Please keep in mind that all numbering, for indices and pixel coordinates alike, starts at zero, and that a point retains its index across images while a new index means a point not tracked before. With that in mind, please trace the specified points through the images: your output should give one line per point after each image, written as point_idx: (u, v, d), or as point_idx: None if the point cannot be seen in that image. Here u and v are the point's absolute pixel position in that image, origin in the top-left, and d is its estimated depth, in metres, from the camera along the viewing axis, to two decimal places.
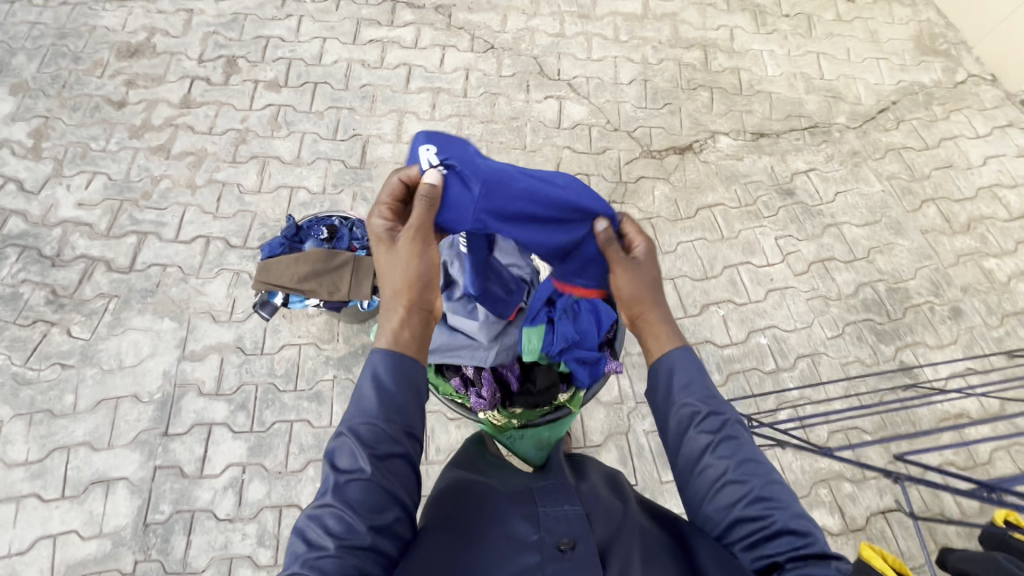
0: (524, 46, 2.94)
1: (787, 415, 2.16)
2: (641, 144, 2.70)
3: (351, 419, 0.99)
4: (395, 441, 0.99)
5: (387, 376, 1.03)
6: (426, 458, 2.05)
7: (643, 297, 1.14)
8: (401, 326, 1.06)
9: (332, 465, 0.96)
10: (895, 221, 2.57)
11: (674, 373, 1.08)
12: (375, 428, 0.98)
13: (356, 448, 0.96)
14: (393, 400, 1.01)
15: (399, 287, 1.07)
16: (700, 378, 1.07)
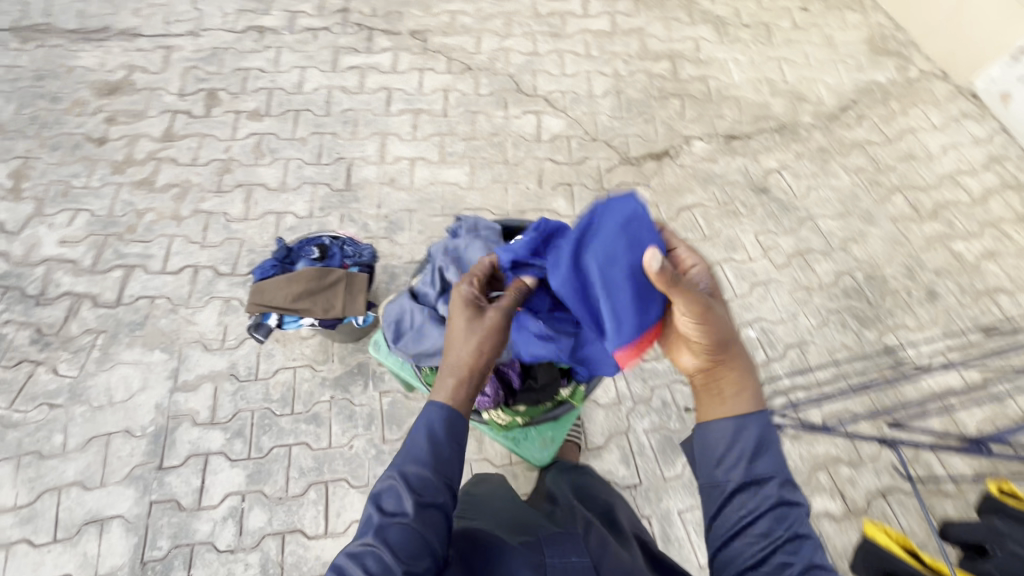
0: (499, 65, 3.05)
1: (781, 405, 2.21)
2: (619, 152, 2.79)
3: (400, 464, 1.06)
4: (437, 493, 1.04)
5: (438, 429, 1.09)
6: None
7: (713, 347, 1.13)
8: (453, 386, 1.12)
9: (378, 506, 1.03)
10: (866, 211, 2.68)
11: (736, 445, 1.07)
12: (421, 476, 1.05)
13: (402, 491, 1.03)
14: (440, 451, 1.07)
15: (465, 353, 1.14)
16: (771, 445, 1.08)
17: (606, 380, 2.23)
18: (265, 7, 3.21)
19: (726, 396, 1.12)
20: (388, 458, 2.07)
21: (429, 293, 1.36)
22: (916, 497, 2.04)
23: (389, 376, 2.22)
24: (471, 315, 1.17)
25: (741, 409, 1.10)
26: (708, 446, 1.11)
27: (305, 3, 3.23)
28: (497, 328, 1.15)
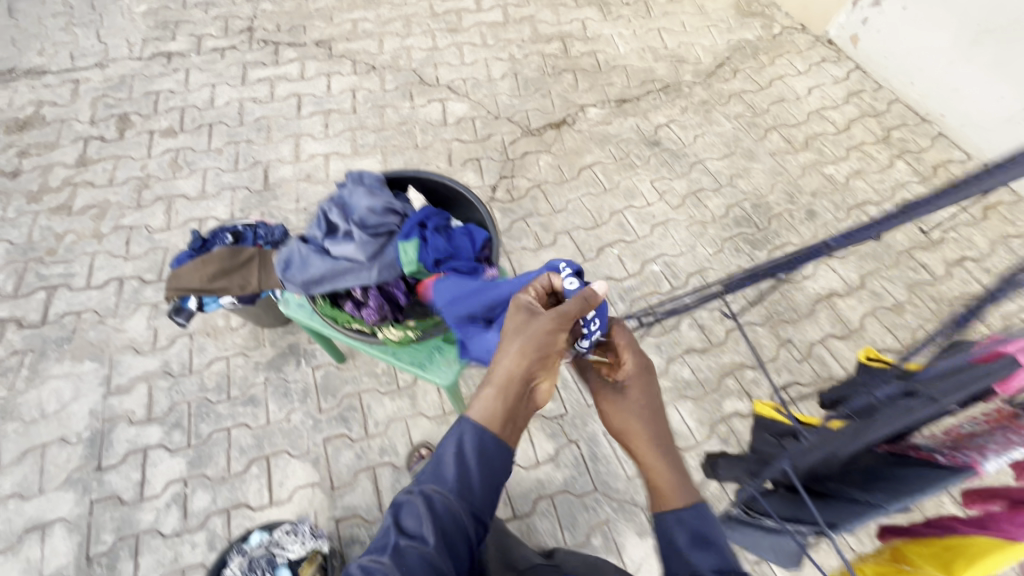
0: (402, 62, 3.25)
1: (688, 325, 2.42)
2: (521, 126, 3.00)
3: (426, 482, 0.98)
4: (461, 523, 0.96)
5: (471, 451, 0.99)
6: (367, 433, 2.16)
7: (639, 436, 1.13)
8: (490, 396, 1.02)
9: (397, 522, 0.96)
10: (748, 150, 2.95)
11: (672, 540, 1.00)
12: (446, 504, 0.96)
13: (421, 514, 0.95)
14: (469, 478, 0.98)
15: (513, 356, 1.04)
16: (715, 537, 0.98)
17: None
18: (171, 34, 3.32)
19: (666, 485, 1.06)
20: (326, 426, 2.16)
21: (316, 235, 1.46)
22: (812, 387, 2.27)
23: (320, 351, 2.32)
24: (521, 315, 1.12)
25: (685, 501, 1.03)
26: (665, 544, 1.01)
27: (210, 26, 3.37)
28: (548, 326, 1.06)
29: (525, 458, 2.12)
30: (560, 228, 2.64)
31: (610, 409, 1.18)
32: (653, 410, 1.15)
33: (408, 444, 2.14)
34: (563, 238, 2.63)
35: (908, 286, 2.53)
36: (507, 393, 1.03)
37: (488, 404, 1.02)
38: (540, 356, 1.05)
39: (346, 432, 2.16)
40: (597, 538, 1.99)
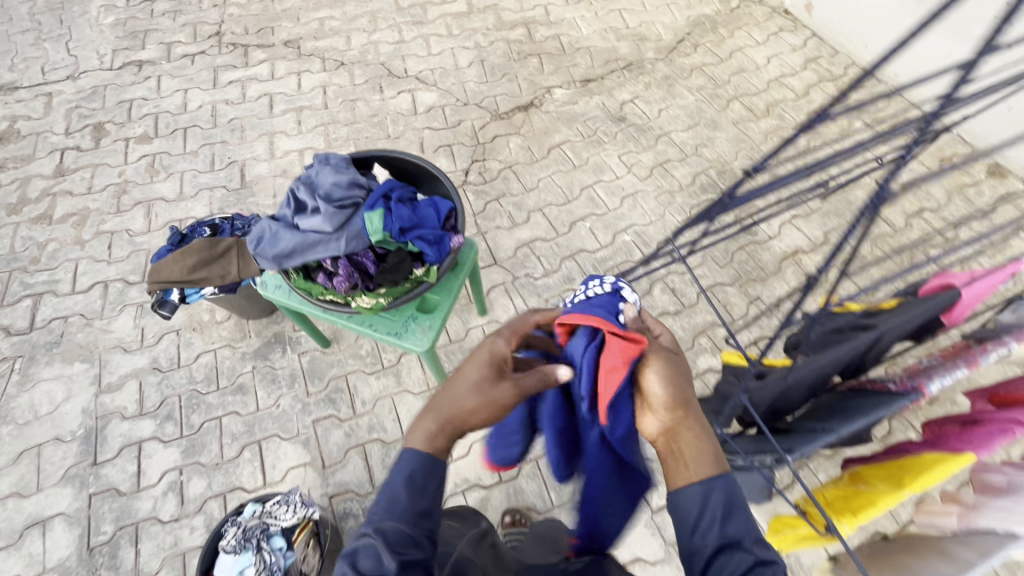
0: (370, 56, 3.31)
1: (661, 290, 2.49)
2: (490, 111, 3.07)
3: (377, 518, 1.01)
4: (418, 549, 1.00)
5: (419, 478, 1.06)
6: (354, 412, 2.22)
7: (682, 405, 1.12)
8: (434, 432, 1.11)
9: (353, 568, 0.94)
10: (711, 120, 3.03)
11: (708, 506, 0.99)
12: (399, 532, 1.00)
13: (380, 551, 0.95)
14: (420, 502, 1.04)
15: (465, 408, 1.13)
16: (745, 508, 1.00)
17: (505, 301, 2.47)
18: (140, 43, 3.37)
19: (703, 457, 1.05)
20: (314, 408, 2.23)
21: (285, 213, 1.52)
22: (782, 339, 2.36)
23: (305, 338, 2.38)
24: (490, 372, 1.18)
25: (717, 470, 1.04)
26: (695, 510, 1.00)
27: (179, 33, 3.41)
28: (509, 401, 1.14)
29: None
30: (533, 206, 2.72)
31: (654, 372, 1.15)
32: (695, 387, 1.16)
33: (396, 420, 2.21)
34: (536, 215, 2.70)
35: (871, 239, 2.63)
36: (450, 432, 1.13)
37: (432, 442, 1.11)
38: (493, 418, 1.15)
39: (335, 413, 2.22)
40: None
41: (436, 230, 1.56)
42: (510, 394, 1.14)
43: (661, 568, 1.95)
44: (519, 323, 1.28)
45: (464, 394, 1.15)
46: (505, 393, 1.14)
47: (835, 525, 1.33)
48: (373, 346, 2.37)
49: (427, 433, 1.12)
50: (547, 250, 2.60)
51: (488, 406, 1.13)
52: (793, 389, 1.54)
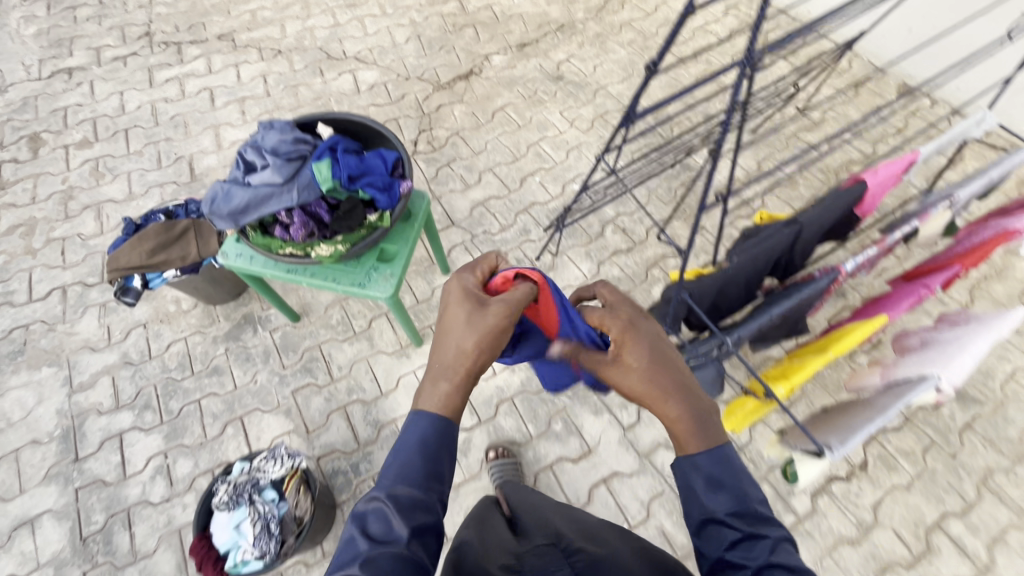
0: (307, 42, 3.32)
1: (613, 231, 2.63)
2: (431, 83, 3.14)
3: (388, 483, 1.02)
4: (428, 512, 1.01)
5: (431, 441, 1.06)
6: (332, 377, 2.30)
7: (648, 394, 1.09)
8: (447, 394, 1.11)
9: (362, 531, 0.96)
10: (644, 71, 3.18)
11: (694, 481, 1.04)
12: (412, 496, 1.01)
13: (391, 515, 0.97)
14: (433, 467, 1.04)
15: (463, 350, 1.13)
16: (732, 479, 1.03)
17: (466, 258, 2.57)
18: (67, 50, 3.30)
19: (685, 435, 1.06)
20: (292, 379, 2.29)
21: (235, 173, 1.59)
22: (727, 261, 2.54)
23: (275, 315, 2.44)
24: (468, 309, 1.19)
25: (701, 446, 1.05)
26: (682, 484, 1.06)
27: (106, 37, 3.36)
28: (501, 321, 1.17)
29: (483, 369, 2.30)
30: (484, 167, 2.82)
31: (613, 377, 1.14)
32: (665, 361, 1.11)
33: (373, 379, 2.29)
34: (488, 175, 2.80)
35: (800, 163, 2.82)
36: (462, 387, 1.13)
37: (442, 404, 1.10)
38: (492, 354, 1.16)
39: (313, 380, 2.29)
40: (558, 424, 2.20)
41: (383, 176, 1.65)
42: (491, 321, 1.16)
43: (637, 478, 2.09)
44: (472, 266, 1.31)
45: (458, 343, 1.14)
46: (492, 320, 1.16)
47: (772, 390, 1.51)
48: (343, 315, 2.44)
49: (443, 396, 1.12)
50: (501, 207, 2.70)
51: (483, 338, 1.14)
52: (730, 285, 1.69)
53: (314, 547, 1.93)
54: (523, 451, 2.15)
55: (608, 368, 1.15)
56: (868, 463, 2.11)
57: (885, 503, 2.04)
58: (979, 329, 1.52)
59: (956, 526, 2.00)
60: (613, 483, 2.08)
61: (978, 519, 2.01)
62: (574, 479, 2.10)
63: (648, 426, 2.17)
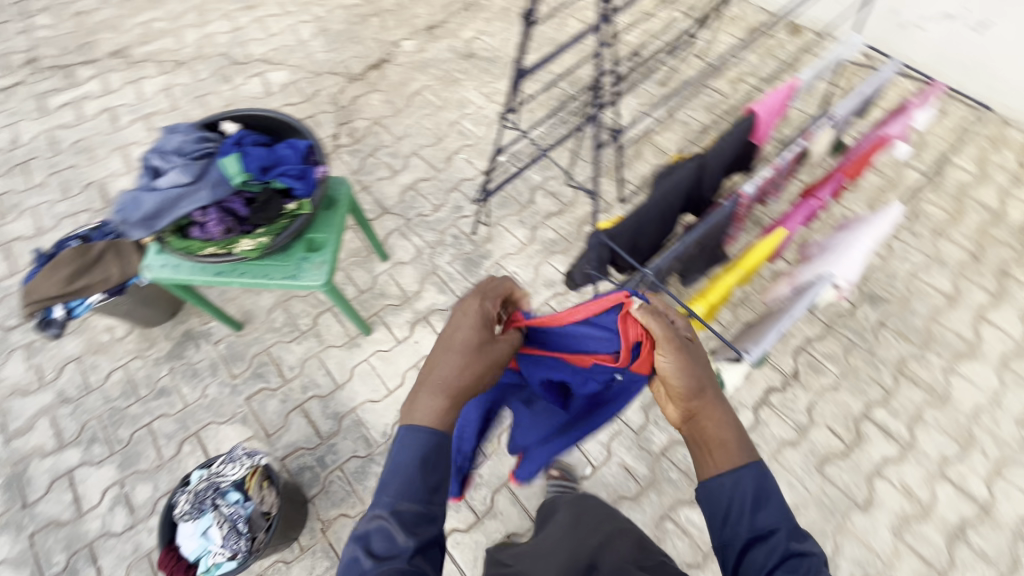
0: (208, 49, 3.22)
1: (542, 196, 2.71)
2: (344, 75, 3.11)
3: (392, 500, 1.02)
4: (430, 525, 1.03)
5: (432, 463, 1.05)
6: (285, 378, 2.29)
7: (704, 394, 1.14)
8: (443, 411, 1.07)
9: (365, 550, 0.98)
10: (553, 39, 3.25)
11: (740, 496, 1.05)
12: (415, 512, 1.02)
13: (394, 531, 0.98)
14: (435, 484, 1.05)
15: (469, 373, 1.10)
16: (774, 492, 1.06)
17: (404, 243, 2.60)
18: None
19: (733, 446, 1.10)
20: (243, 387, 2.27)
21: (139, 179, 1.56)
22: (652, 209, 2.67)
23: (216, 328, 2.39)
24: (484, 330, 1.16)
25: (745, 459, 1.09)
26: (723, 502, 1.06)
27: None
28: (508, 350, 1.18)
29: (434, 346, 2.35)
30: (408, 152, 2.84)
31: (676, 364, 1.13)
32: (711, 367, 1.17)
33: (327, 373, 2.30)
34: (414, 159, 2.82)
35: (708, 108, 2.98)
36: (452, 408, 1.09)
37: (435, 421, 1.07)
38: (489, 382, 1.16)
39: (265, 385, 2.28)
40: None
41: (296, 164, 1.66)
42: (499, 354, 1.16)
43: None
44: (489, 285, 1.24)
45: (466, 364, 1.11)
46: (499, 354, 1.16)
47: (690, 308, 1.65)
48: (287, 316, 2.43)
49: (433, 410, 1.08)
50: (431, 188, 2.74)
51: (488, 369, 1.13)
52: (645, 224, 1.78)
53: (291, 544, 1.94)
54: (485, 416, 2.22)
55: (677, 347, 1.14)
56: (799, 371, 2.30)
57: (818, 404, 2.23)
58: (856, 233, 1.71)
59: (880, 412, 2.21)
60: None
61: (898, 403, 2.22)
62: None
63: None
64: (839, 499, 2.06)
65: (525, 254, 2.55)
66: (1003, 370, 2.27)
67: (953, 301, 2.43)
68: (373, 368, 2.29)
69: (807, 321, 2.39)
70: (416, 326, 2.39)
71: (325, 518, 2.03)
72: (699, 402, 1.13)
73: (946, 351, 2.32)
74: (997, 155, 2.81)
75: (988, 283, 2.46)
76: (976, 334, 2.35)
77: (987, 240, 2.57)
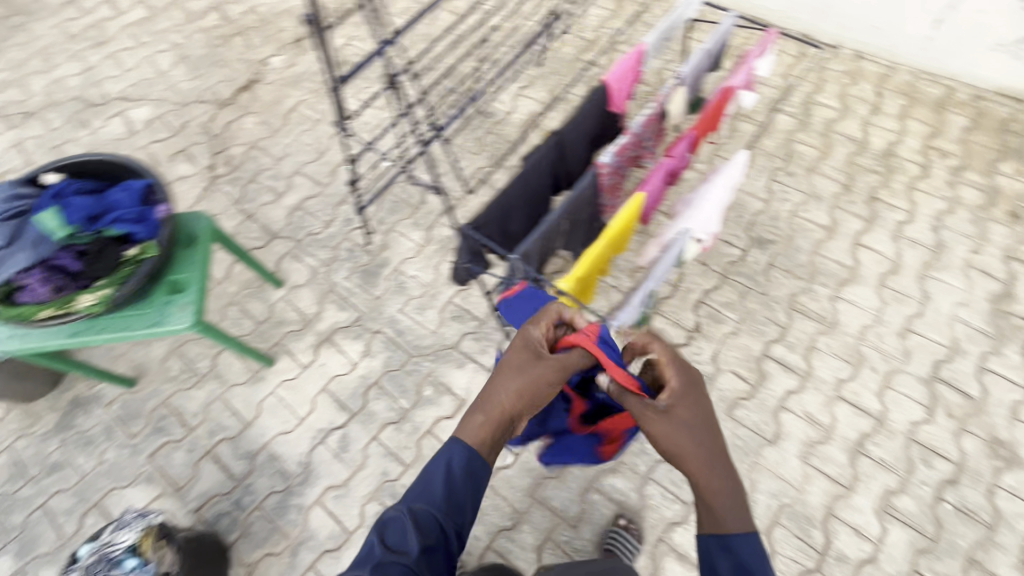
0: (59, 95, 3.00)
1: (433, 195, 2.68)
2: (212, 102, 2.97)
3: (412, 501, 1.14)
4: (438, 536, 1.11)
5: (459, 470, 1.17)
6: (188, 428, 2.18)
7: (690, 457, 1.17)
8: (482, 426, 1.22)
9: (380, 539, 1.06)
10: (425, 34, 3.19)
11: (725, 558, 1.09)
12: (430, 515, 1.12)
13: (408, 527, 1.08)
14: (455, 496, 1.16)
15: (513, 394, 1.25)
16: (758, 567, 1.07)
17: (297, 265, 2.52)
18: None
19: (723, 513, 1.13)
20: (144, 444, 2.15)
21: None
22: None
23: (106, 389, 2.26)
24: (529, 355, 1.30)
25: (735, 528, 1.11)
26: (708, 563, 1.12)
27: None
28: (551, 378, 1.27)
29: (342, 365, 2.29)
30: (291, 172, 2.74)
31: (656, 429, 1.20)
32: (698, 430, 1.19)
33: (232, 413, 2.21)
34: (298, 178, 2.73)
35: (586, 81, 3.00)
36: (495, 425, 1.23)
37: (479, 434, 1.21)
38: (534, 400, 1.26)
39: (168, 438, 2.16)
40: (427, 389, 2.23)
41: (130, 206, 1.60)
42: (543, 374, 1.27)
43: None
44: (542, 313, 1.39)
45: (509, 384, 1.26)
46: (541, 373, 1.27)
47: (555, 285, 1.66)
48: (183, 362, 2.31)
49: (476, 425, 1.23)
50: (319, 205, 2.66)
51: (531, 387, 1.26)
52: (511, 208, 1.78)
53: None
54: (402, 426, 2.17)
55: (655, 415, 1.20)
56: (700, 323, 2.37)
57: (722, 351, 2.32)
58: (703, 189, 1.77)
59: (778, 349, 2.32)
60: None
61: (794, 337, 2.34)
62: None
63: None
64: (750, 439, 2.15)
65: (423, 256, 2.52)
66: (882, 289, 2.42)
67: (832, 232, 2.56)
68: (281, 399, 2.22)
69: (702, 275, 2.47)
70: (321, 348, 2.33)
71: (249, 561, 1.96)
72: (687, 464, 1.17)
73: (830, 280, 2.45)
74: (856, 88, 2.97)
75: (861, 210, 2.61)
76: (855, 260, 2.49)
77: (855, 170, 2.72)
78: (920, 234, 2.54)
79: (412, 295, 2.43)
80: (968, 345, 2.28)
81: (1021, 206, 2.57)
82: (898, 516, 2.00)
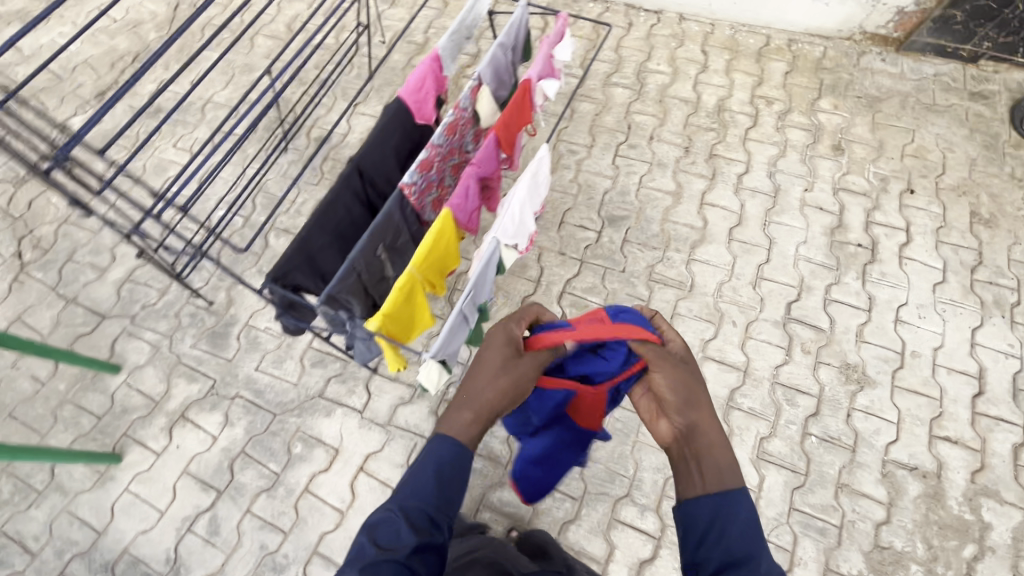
0: None
1: (277, 236, 2.53)
2: (8, 180, 2.66)
3: (403, 497, 1.07)
4: (434, 532, 1.06)
5: (449, 466, 1.11)
6: (32, 552, 1.96)
7: (695, 408, 1.16)
8: (470, 424, 1.16)
9: (371, 536, 1.03)
10: (244, 64, 2.98)
11: (720, 512, 1.04)
12: (423, 514, 1.06)
13: (399, 524, 1.03)
14: (447, 491, 1.09)
15: (498, 391, 1.18)
16: (755, 523, 1.03)
17: (135, 343, 2.30)
18: None
19: (720, 466, 1.09)
20: None
21: None
22: None
23: None
24: (507, 351, 1.24)
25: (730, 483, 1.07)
26: (701, 519, 1.04)
27: None
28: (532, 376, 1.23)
29: (200, 442, 2.12)
30: (112, 242, 2.50)
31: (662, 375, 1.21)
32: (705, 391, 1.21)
33: (81, 524, 2.00)
34: (122, 246, 2.49)
35: None
36: (481, 423, 1.17)
37: (466, 433, 1.15)
38: (516, 399, 1.21)
39: (9, 570, 1.94)
40: (297, 446, 2.10)
41: None
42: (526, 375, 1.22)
43: (389, 448, 2.08)
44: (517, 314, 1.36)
45: (491, 382, 1.19)
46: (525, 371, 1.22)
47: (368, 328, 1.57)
48: (17, 481, 2.07)
49: (463, 424, 1.16)
50: (150, 272, 2.44)
51: (513, 384, 1.20)
52: (315, 252, 1.68)
53: None
54: (275, 492, 2.03)
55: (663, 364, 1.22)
56: (567, 315, 2.36)
57: None
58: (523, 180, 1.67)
59: None
60: (370, 467, 2.06)
61: (657, 308, 2.37)
62: (333, 486, 2.04)
63: (380, 396, 2.17)
64: (631, 418, 2.14)
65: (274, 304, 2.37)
66: (731, 243, 2.50)
67: (679, 196, 2.62)
68: (135, 495, 2.03)
69: (562, 264, 2.46)
70: (174, 429, 2.14)
71: None
72: (698, 416, 1.15)
73: (683, 244, 2.50)
74: (683, 49, 3.04)
75: (702, 170, 2.68)
76: (703, 219, 2.56)
77: (693, 131, 2.79)
78: (758, 182, 2.64)
79: (266, 350, 2.28)
80: (814, 281, 2.40)
81: (842, 139, 2.73)
82: (772, 461, 2.08)
